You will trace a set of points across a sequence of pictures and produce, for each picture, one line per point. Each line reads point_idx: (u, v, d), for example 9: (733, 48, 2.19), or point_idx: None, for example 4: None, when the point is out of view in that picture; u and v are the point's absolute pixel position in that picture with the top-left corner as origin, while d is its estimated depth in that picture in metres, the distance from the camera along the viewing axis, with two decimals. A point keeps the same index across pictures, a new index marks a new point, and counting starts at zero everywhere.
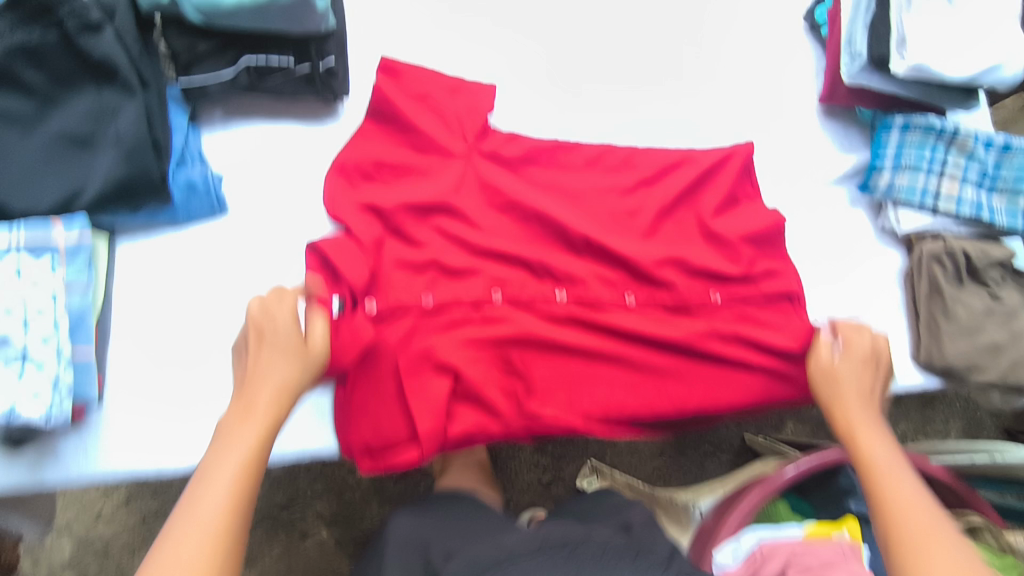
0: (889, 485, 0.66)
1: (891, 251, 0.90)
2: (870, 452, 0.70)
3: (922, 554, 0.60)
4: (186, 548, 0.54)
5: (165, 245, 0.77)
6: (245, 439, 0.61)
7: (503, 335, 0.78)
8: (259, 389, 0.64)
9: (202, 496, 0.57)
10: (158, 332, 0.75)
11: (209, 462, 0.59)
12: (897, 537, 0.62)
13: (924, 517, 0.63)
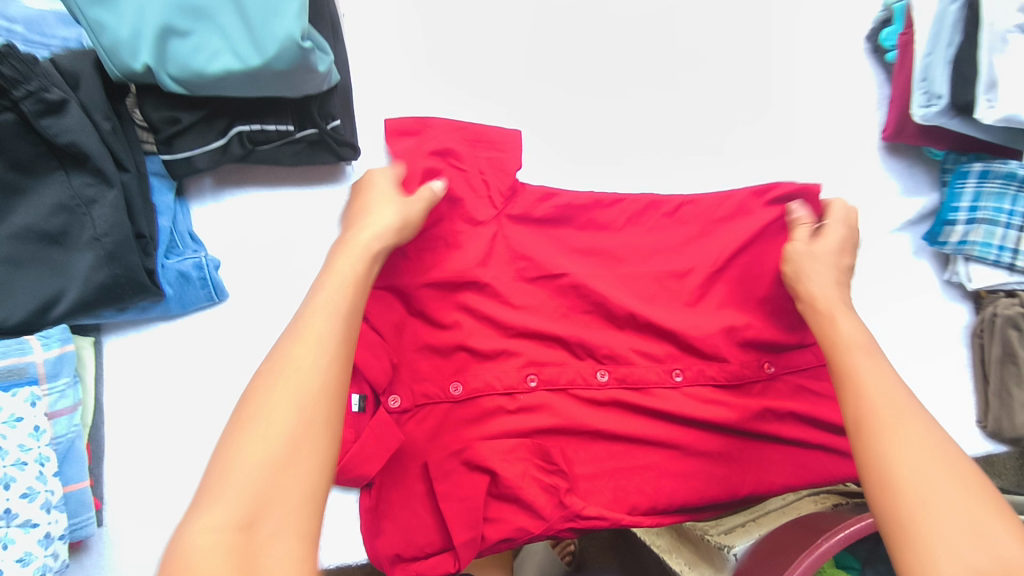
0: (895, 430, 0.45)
1: (957, 305, 0.83)
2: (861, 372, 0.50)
3: (888, 438, 0.45)
4: (263, 449, 0.41)
5: (159, 339, 0.68)
6: (321, 332, 0.46)
7: (542, 425, 0.71)
8: (343, 266, 0.51)
9: (297, 387, 0.43)
10: (156, 442, 0.66)
11: (289, 346, 0.45)
12: (874, 418, 0.46)
13: (901, 400, 0.47)
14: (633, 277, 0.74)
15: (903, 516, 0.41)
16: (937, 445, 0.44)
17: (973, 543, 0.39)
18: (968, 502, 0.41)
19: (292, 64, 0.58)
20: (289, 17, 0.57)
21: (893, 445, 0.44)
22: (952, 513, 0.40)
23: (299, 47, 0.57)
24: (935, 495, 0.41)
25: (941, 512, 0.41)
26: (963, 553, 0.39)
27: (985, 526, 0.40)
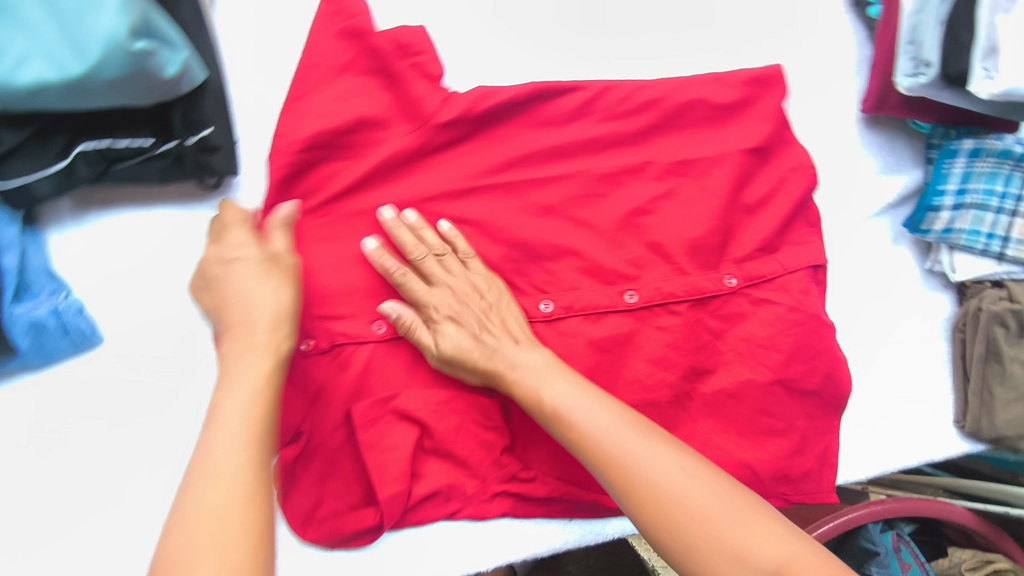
0: (641, 476, 0.48)
1: (938, 295, 0.75)
2: (587, 431, 0.51)
3: (653, 504, 0.47)
4: (223, 484, 0.42)
5: (21, 395, 0.58)
6: (251, 368, 0.49)
7: (478, 457, 0.64)
8: (259, 312, 0.52)
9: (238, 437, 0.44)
10: (30, 513, 0.57)
11: (219, 401, 0.47)
12: (617, 477, 0.49)
13: (623, 427, 0.51)
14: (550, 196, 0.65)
15: (697, 561, 0.45)
16: (681, 456, 0.50)
17: (746, 565, 0.44)
18: (718, 506, 0.47)
19: (125, 70, 0.49)
20: (110, 13, 0.48)
21: (657, 503, 0.47)
22: (725, 539, 0.45)
23: (130, 52, 0.48)
24: (733, 534, 0.45)
25: (711, 545, 0.45)
26: (755, 575, 0.44)
27: (751, 543, 0.45)
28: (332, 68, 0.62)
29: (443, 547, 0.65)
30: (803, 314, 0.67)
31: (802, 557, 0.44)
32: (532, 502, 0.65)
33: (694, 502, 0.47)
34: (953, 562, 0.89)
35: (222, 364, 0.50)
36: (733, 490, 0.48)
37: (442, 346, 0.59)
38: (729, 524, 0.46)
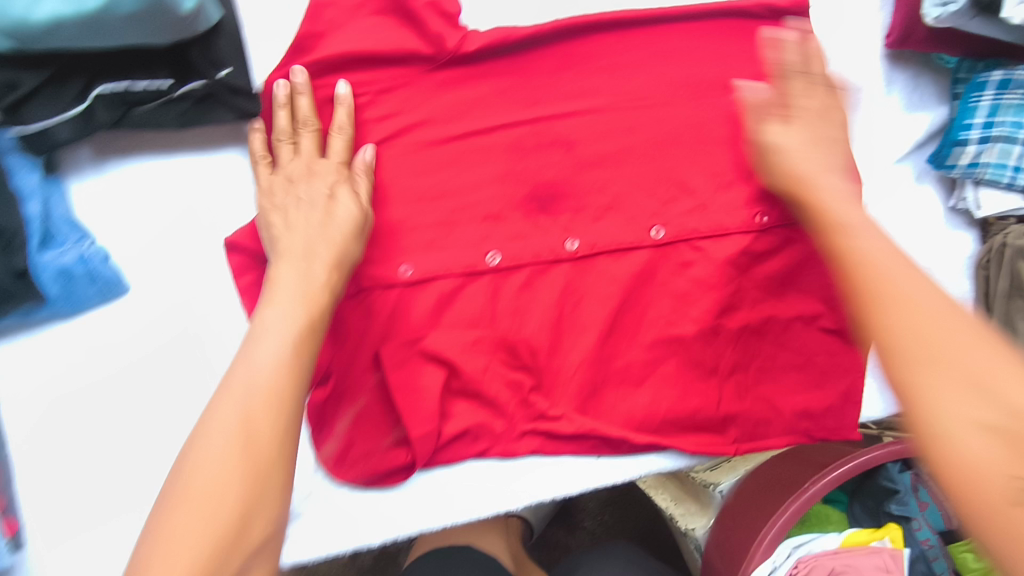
0: (890, 312, 0.45)
1: (962, 234, 0.74)
2: (845, 244, 0.53)
3: (909, 335, 0.44)
4: (238, 413, 0.44)
5: (53, 343, 0.59)
6: (299, 306, 0.51)
7: (504, 397, 0.65)
8: (301, 246, 0.55)
9: (263, 370, 0.47)
10: (70, 457, 0.59)
11: (265, 315, 0.51)
12: (890, 332, 0.45)
13: (898, 261, 0.49)
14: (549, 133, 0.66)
15: (915, 393, 0.42)
16: (945, 303, 0.45)
17: (989, 402, 0.39)
18: (982, 356, 0.41)
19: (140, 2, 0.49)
20: None
21: (923, 366, 0.42)
22: (933, 382, 0.41)
23: None
24: (988, 376, 0.40)
25: (942, 352, 0.42)
26: (993, 449, 0.38)
27: (986, 409, 0.39)
28: (348, 9, 0.62)
29: (472, 486, 0.66)
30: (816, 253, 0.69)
31: None
32: (557, 441, 0.67)
33: (925, 330, 0.43)
34: None
35: (272, 283, 0.53)
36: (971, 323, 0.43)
37: (769, 136, 0.64)
38: (961, 379, 0.40)
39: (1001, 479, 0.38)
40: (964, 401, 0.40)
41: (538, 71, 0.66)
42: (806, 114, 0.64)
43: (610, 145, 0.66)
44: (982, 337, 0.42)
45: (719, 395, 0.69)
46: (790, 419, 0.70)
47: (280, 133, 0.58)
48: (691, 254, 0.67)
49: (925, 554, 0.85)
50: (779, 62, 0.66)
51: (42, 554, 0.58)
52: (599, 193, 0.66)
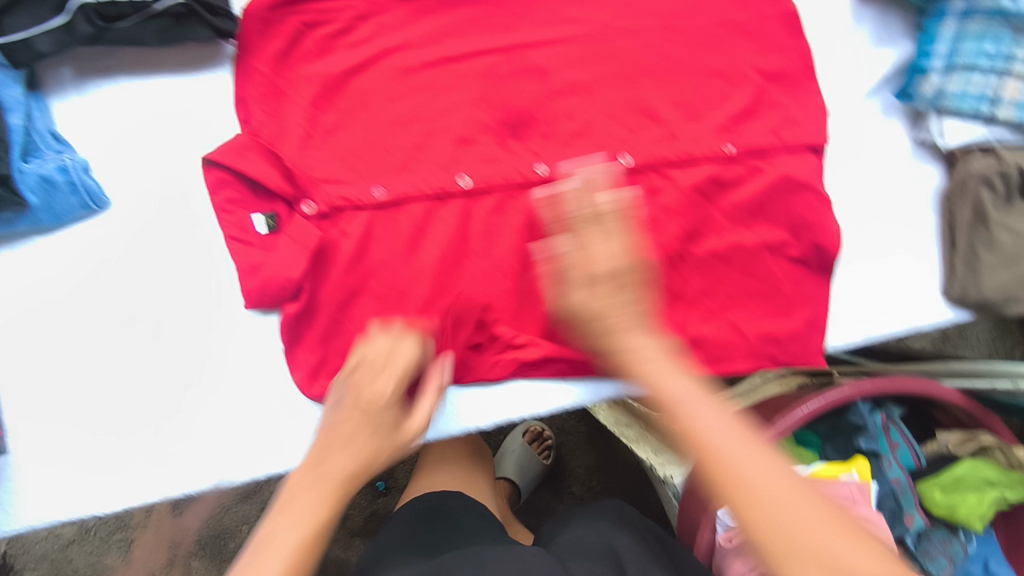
0: (738, 475, 0.51)
1: (928, 167, 0.76)
2: (660, 380, 0.59)
3: (737, 495, 0.50)
4: (296, 514, 0.50)
5: (37, 255, 0.62)
6: (338, 466, 0.53)
7: (473, 318, 0.66)
8: (338, 433, 0.55)
9: (312, 505, 0.51)
10: (54, 364, 0.62)
11: (302, 469, 0.54)
12: (718, 478, 0.52)
13: (738, 440, 0.53)
14: (536, 65, 0.68)
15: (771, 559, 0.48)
16: (779, 464, 0.52)
17: (822, 566, 0.46)
18: (803, 512, 0.49)
19: None
20: None
21: (759, 507, 0.50)
22: (774, 522, 0.49)
23: None
24: (797, 531, 0.48)
25: (801, 541, 0.47)
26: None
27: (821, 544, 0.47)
28: None
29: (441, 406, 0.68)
30: (780, 184, 0.71)
31: (813, 510, 0.49)
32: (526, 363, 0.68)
33: (783, 521, 0.49)
34: (941, 441, 0.94)
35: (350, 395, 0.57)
36: (808, 496, 0.50)
37: (571, 298, 0.63)
38: (791, 514, 0.49)
39: None
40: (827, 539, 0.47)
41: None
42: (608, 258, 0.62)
43: (579, 74, 0.68)
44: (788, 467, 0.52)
45: (685, 320, 0.71)
46: (754, 344, 0.71)
47: (376, 354, 0.59)
48: (658, 180, 0.69)
49: (894, 491, 0.88)
50: (564, 213, 0.64)
51: (27, 453, 0.62)
52: (567, 121, 0.68)
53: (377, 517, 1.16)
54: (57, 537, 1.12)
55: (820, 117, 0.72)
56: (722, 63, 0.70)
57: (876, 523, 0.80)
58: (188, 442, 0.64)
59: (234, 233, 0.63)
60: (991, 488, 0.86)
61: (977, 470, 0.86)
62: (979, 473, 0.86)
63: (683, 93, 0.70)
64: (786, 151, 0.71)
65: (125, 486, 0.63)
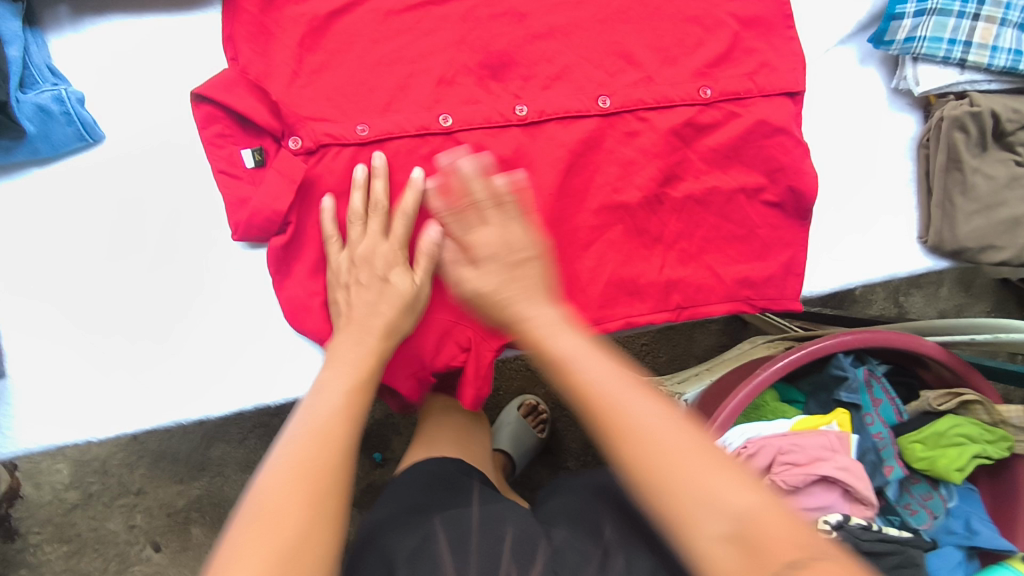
0: (633, 434, 0.49)
1: (905, 115, 0.77)
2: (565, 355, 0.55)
3: (613, 425, 0.50)
4: (320, 446, 0.51)
5: (33, 186, 0.64)
6: (335, 398, 0.56)
7: None
8: (350, 353, 0.60)
9: (324, 408, 0.55)
10: (50, 292, 0.64)
11: (323, 376, 0.59)
12: (595, 414, 0.51)
13: (637, 399, 0.51)
14: (519, 9, 0.70)
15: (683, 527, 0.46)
16: (673, 419, 0.50)
17: (730, 525, 0.44)
18: (718, 473, 0.46)
19: None
20: None
21: (635, 440, 0.49)
22: (647, 450, 0.48)
23: None
24: (702, 487, 0.46)
25: (702, 498, 0.46)
26: (716, 524, 0.45)
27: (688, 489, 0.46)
28: None
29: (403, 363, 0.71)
30: (759, 128, 0.72)
31: (718, 464, 0.47)
32: None
33: (683, 476, 0.46)
34: (923, 398, 0.92)
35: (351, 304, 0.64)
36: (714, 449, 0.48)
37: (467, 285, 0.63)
38: (683, 451, 0.48)
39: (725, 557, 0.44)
40: (681, 474, 0.46)
41: None
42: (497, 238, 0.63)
43: (557, 19, 0.70)
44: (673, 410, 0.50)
45: (665, 262, 0.72)
46: (732, 286, 0.73)
47: (356, 214, 0.65)
48: (636, 123, 0.71)
49: (875, 445, 0.87)
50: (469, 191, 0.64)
51: (23, 379, 0.63)
52: (546, 64, 0.70)
53: (374, 488, 1.18)
54: (64, 499, 1.15)
55: (797, 64, 0.73)
56: (698, 11, 0.72)
57: (854, 471, 0.82)
58: (179, 369, 0.66)
59: (224, 168, 0.65)
60: (972, 443, 0.86)
61: (958, 425, 0.87)
62: (960, 428, 0.87)
63: (660, 39, 0.72)
64: (762, 96, 0.72)
65: (118, 412, 0.65)
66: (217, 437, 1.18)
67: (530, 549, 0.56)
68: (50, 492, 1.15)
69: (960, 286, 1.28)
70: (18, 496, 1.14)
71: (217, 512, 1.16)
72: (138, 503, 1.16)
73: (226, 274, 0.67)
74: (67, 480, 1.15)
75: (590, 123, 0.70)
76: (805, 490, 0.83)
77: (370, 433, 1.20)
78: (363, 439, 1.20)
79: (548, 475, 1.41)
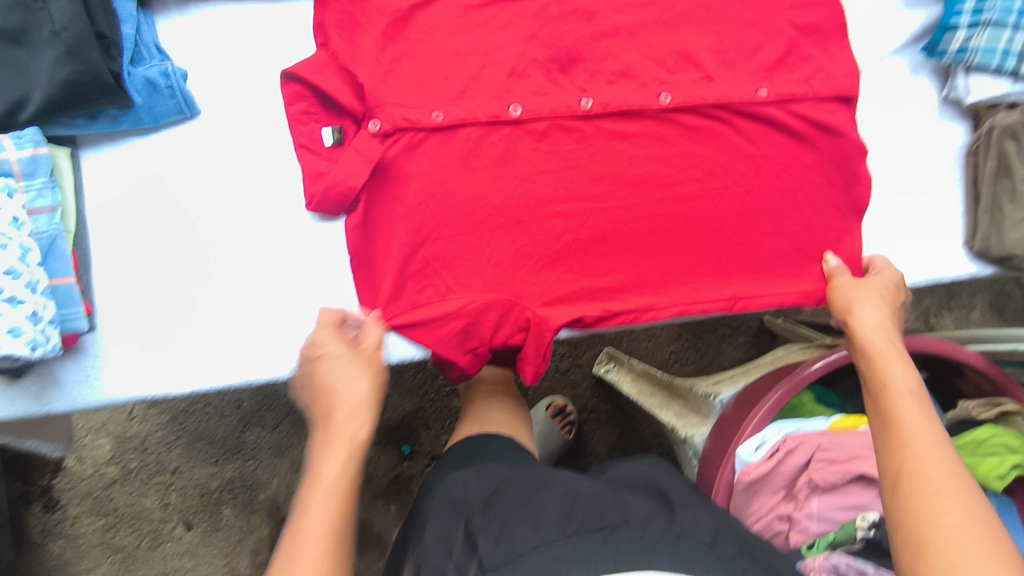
0: (933, 492, 0.50)
1: (953, 125, 0.80)
2: (894, 387, 0.59)
3: (924, 504, 0.50)
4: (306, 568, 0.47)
5: (132, 155, 0.69)
6: (322, 515, 0.50)
7: (516, 237, 0.72)
8: (328, 463, 0.54)
9: (311, 539, 0.49)
10: (141, 255, 0.69)
11: (306, 501, 0.52)
12: (904, 484, 0.52)
13: (946, 463, 0.52)
14: (589, 8, 0.74)
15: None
16: (967, 495, 0.50)
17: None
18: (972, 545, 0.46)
19: None
20: None
21: (911, 479, 0.52)
22: (947, 526, 0.48)
23: None
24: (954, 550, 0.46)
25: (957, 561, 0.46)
26: None
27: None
28: None
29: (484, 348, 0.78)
30: (810, 131, 0.75)
31: (973, 543, 0.46)
32: (564, 282, 0.73)
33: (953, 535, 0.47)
34: (962, 407, 0.94)
35: (321, 383, 0.61)
36: (987, 529, 0.47)
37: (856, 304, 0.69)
38: (971, 546, 0.46)
39: None
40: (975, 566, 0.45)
41: None
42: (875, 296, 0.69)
43: (625, 19, 0.74)
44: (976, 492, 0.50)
45: (716, 254, 0.75)
46: (777, 281, 0.76)
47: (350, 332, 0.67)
48: (694, 120, 0.74)
49: None
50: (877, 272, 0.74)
51: (111, 335, 0.68)
52: (612, 61, 0.74)
53: (401, 480, 1.21)
54: (104, 474, 1.18)
55: (852, 70, 0.76)
56: (757, 17, 0.76)
57: None
58: (252, 332, 0.70)
59: (306, 146, 0.70)
60: (1012, 453, 0.85)
61: (996, 434, 0.87)
62: (999, 438, 0.86)
63: (721, 41, 0.75)
64: (817, 100, 0.76)
65: (193, 368, 0.69)
66: (254, 420, 1.21)
67: (602, 502, 0.61)
68: (91, 465, 1.18)
69: (994, 308, 1.28)
70: (61, 468, 1.18)
71: (249, 494, 1.19)
72: (173, 481, 1.20)
73: (301, 245, 0.72)
74: (107, 455, 1.18)
75: (655, 118, 0.74)
76: (842, 489, 0.82)
77: (400, 426, 1.23)
78: (395, 429, 1.23)
79: None
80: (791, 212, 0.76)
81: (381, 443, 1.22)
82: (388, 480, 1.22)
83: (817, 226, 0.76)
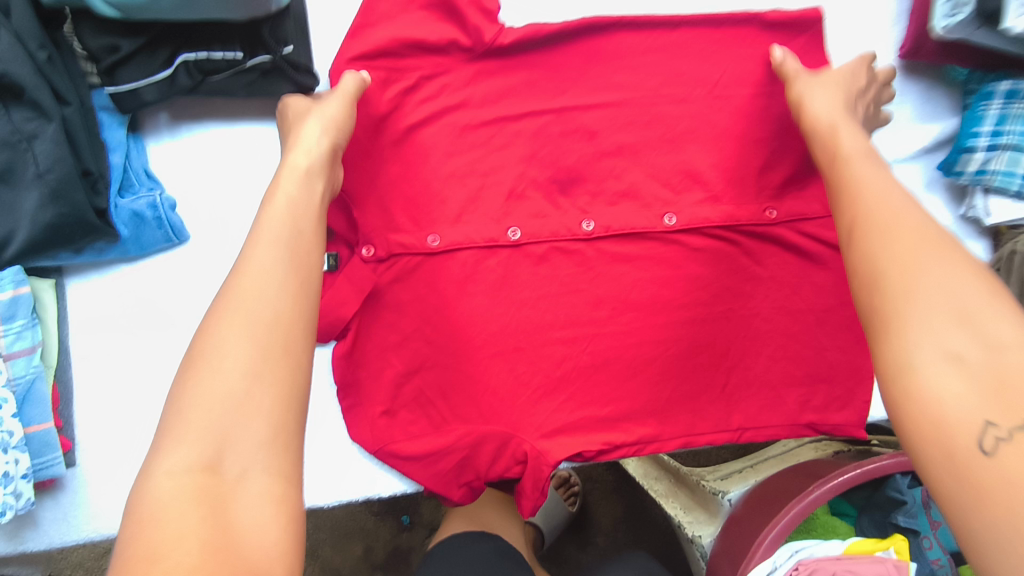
0: (909, 277, 0.40)
1: (972, 243, 0.76)
2: (851, 176, 0.49)
3: (879, 233, 0.43)
4: (213, 398, 0.39)
5: (119, 282, 0.67)
6: (242, 345, 0.40)
7: (514, 364, 0.69)
8: (259, 283, 0.43)
9: (224, 369, 0.39)
10: (127, 387, 0.66)
11: (214, 324, 0.41)
12: (875, 278, 0.41)
13: (920, 245, 0.41)
14: (591, 127, 0.72)
15: (903, 417, 0.37)
16: (967, 276, 0.39)
17: (954, 372, 0.36)
18: (959, 334, 0.37)
19: None
20: None
21: (881, 270, 0.41)
22: (897, 251, 0.41)
23: None
24: (917, 343, 0.38)
25: (923, 355, 0.37)
26: (964, 405, 0.35)
27: (969, 283, 0.38)
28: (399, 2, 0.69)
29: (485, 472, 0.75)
30: (821, 253, 0.73)
31: (964, 339, 0.37)
32: (564, 411, 0.70)
33: (929, 313, 0.38)
34: None
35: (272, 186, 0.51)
36: (986, 311, 0.37)
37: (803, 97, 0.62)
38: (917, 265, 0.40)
39: (967, 441, 0.34)
40: (947, 346, 0.37)
41: (566, 68, 0.72)
42: (821, 87, 0.63)
43: (629, 137, 0.72)
44: (978, 277, 0.39)
45: (724, 380, 0.72)
46: (788, 407, 0.73)
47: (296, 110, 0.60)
48: (700, 241, 0.71)
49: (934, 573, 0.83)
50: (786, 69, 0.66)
51: (92, 470, 0.65)
52: (614, 180, 0.72)
53: (400, 552, 1.16)
54: None
55: None
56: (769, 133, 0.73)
57: None
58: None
59: None
60: None
61: None
62: None
63: (730, 160, 0.72)
64: (829, 220, 0.73)
65: None
66: None
67: None
68: None
69: None
70: None
71: None
72: None
73: None
74: None
75: (659, 240, 0.71)
76: None
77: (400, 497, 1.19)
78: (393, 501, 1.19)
79: (576, 551, 1.36)
80: (802, 336, 0.73)
81: (380, 515, 1.18)
82: (387, 556, 1.18)
83: (830, 351, 0.73)
